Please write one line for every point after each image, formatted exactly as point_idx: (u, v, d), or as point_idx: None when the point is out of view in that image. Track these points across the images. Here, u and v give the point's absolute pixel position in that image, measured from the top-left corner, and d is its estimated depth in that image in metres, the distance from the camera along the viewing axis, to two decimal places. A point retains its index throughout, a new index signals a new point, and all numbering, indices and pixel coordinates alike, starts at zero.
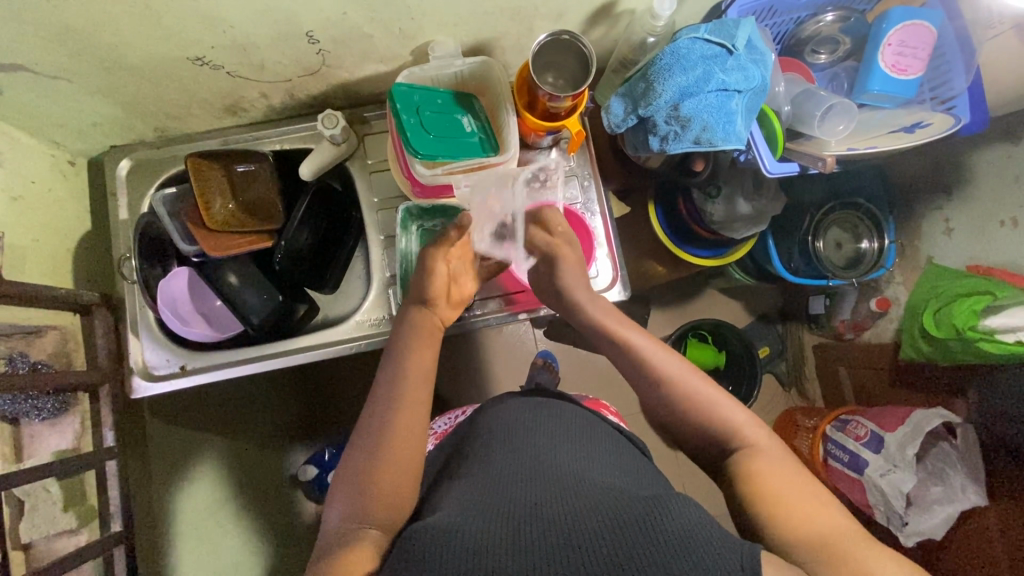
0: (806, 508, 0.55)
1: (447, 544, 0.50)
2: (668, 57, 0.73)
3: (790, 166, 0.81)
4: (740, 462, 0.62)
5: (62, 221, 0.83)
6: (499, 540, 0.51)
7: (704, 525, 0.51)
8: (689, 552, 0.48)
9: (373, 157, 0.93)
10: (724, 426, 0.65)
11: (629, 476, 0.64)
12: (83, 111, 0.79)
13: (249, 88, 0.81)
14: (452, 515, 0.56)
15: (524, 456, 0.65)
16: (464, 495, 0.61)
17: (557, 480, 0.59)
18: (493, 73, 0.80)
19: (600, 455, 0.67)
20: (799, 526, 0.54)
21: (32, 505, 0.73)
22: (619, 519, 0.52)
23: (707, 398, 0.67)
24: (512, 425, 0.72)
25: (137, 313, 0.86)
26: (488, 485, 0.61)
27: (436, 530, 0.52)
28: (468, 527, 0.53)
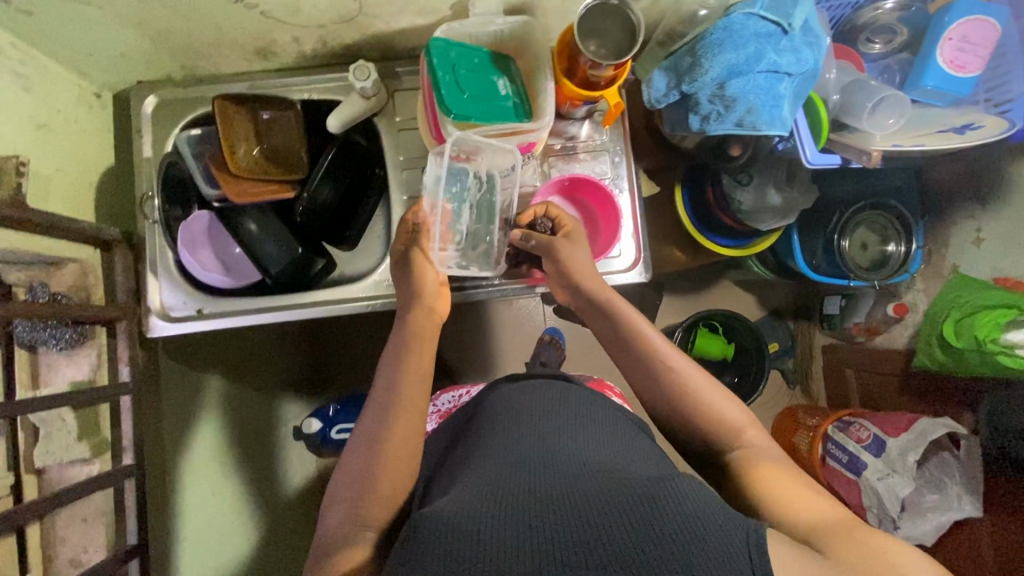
0: (807, 501, 0.57)
1: (456, 526, 0.51)
2: (720, 32, 0.69)
3: (833, 158, 0.78)
4: (743, 462, 0.66)
5: (86, 154, 0.82)
6: (505, 527, 0.51)
7: (707, 506, 0.50)
8: (693, 530, 0.47)
9: (402, 114, 0.91)
10: (722, 425, 0.68)
11: (632, 458, 0.63)
12: (111, 42, 0.77)
13: (282, 31, 0.79)
14: (458, 501, 0.56)
15: (530, 439, 0.64)
16: (469, 475, 0.61)
17: (561, 461, 0.59)
18: (534, 34, 0.77)
19: (605, 435, 0.67)
20: (798, 516, 0.56)
21: (46, 432, 0.75)
22: (621, 499, 0.51)
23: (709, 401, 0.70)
24: (517, 408, 0.71)
25: (157, 253, 0.85)
26: (492, 462, 0.62)
27: (443, 516, 0.52)
28: (472, 510, 0.53)
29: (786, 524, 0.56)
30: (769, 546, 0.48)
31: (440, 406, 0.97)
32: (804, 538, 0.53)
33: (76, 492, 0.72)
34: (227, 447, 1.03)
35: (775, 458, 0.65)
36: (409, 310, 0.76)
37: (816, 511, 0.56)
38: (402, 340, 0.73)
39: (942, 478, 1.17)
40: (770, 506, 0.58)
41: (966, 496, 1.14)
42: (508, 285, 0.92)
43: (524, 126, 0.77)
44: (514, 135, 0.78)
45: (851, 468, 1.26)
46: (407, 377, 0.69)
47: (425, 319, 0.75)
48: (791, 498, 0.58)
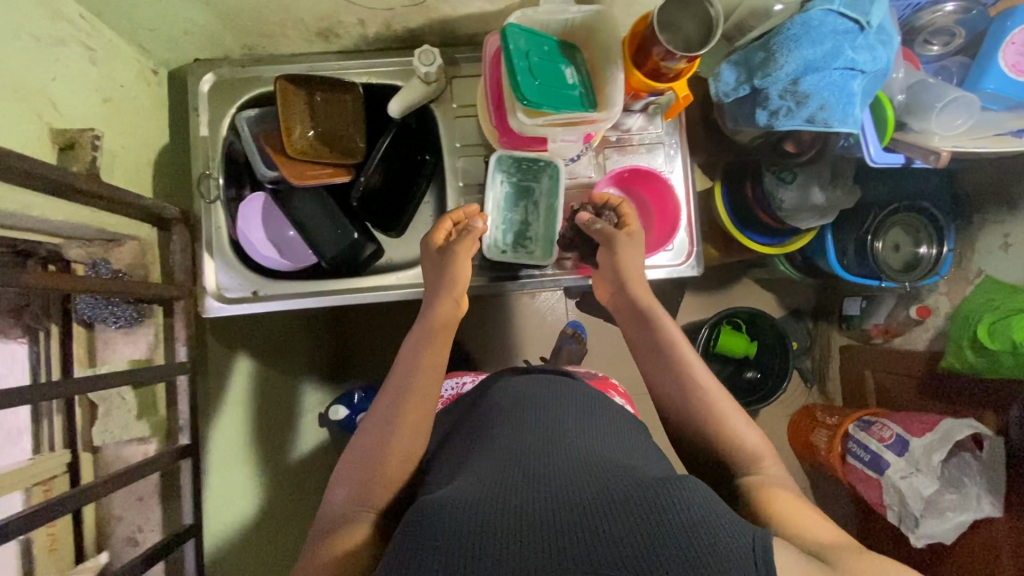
0: (816, 521, 0.56)
1: (459, 513, 0.48)
2: (798, 28, 0.69)
3: (897, 157, 0.80)
4: (754, 482, 0.64)
5: (146, 131, 0.81)
6: (504, 515, 0.48)
7: (713, 507, 0.48)
8: (702, 531, 0.45)
9: (459, 101, 0.90)
10: (739, 446, 0.67)
11: (636, 456, 0.61)
12: (178, 17, 0.76)
13: (349, 13, 0.78)
14: (457, 489, 0.53)
15: (530, 430, 0.62)
16: (468, 465, 0.58)
17: (565, 454, 0.57)
18: (605, 24, 0.77)
19: (608, 431, 0.64)
20: (804, 534, 0.54)
21: (106, 410, 0.75)
22: (627, 495, 0.49)
23: (726, 418, 0.69)
24: (519, 402, 0.69)
25: (213, 234, 0.85)
26: (494, 452, 0.59)
27: (442, 503, 0.50)
28: (471, 497, 0.50)
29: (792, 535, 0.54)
30: (774, 557, 0.45)
31: (443, 392, 0.98)
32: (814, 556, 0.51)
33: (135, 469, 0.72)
34: (267, 428, 1.03)
35: (785, 485, 0.64)
36: (433, 306, 0.77)
37: (826, 529, 0.55)
38: (418, 339, 0.74)
39: (961, 478, 1.19)
40: (778, 519, 0.57)
41: (985, 497, 1.16)
42: (561, 275, 0.89)
43: (592, 116, 0.76)
44: (581, 125, 0.77)
45: (875, 466, 1.29)
46: (419, 372, 0.70)
47: (446, 314, 0.76)
48: (800, 516, 0.56)
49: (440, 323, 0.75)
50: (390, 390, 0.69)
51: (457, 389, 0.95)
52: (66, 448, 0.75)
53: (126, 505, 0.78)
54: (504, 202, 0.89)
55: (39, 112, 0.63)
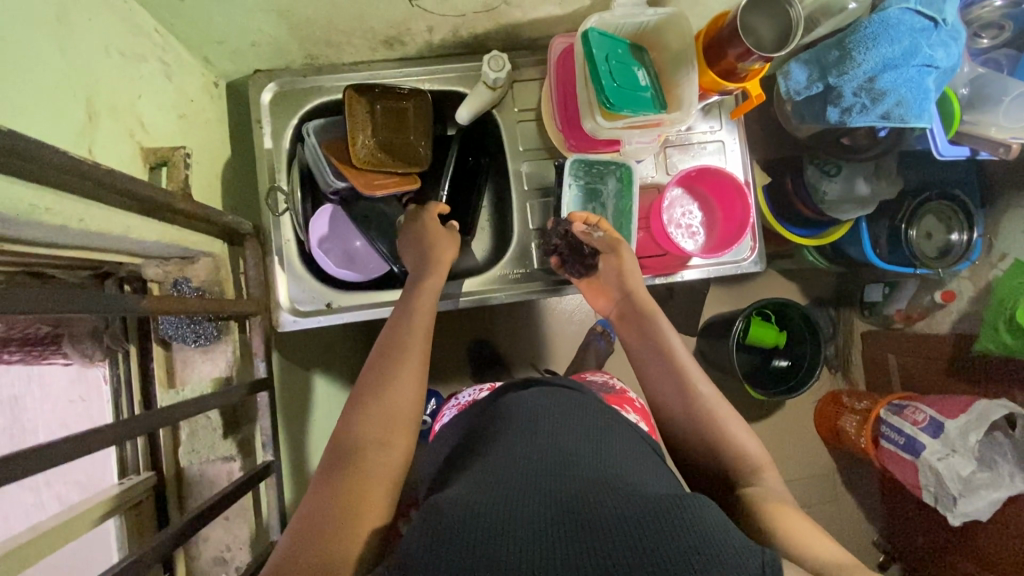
0: (821, 541, 0.55)
1: (469, 518, 0.47)
2: (876, 26, 0.70)
3: (962, 149, 0.82)
4: (755, 496, 0.63)
5: (213, 145, 0.80)
6: (517, 521, 0.47)
7: (724, 526, 0.47)
8: (710, 551, 0.44)
9: (520, 105, 0.90)
10: (742, 457, 0.67)
11: (646, 469, 0.60)
12: (248, 29, 0.75)
13: (420, 20, 0.78)
14: (471, 492, 0.52)
15: (543, 436, 0.60)
16: (475, 474, 0.57)
17: (573, 465, 0.55)
18: (677, 26, 0.77)
19: (615, 443, 0.63)
20: (809, 552, 0.53)
21: (192, 430, 0.75)
22: (635, 511, 0.47)
23: (728, 425, 0.69)
24: (531, 406, 0.67)
25: (284, 248, 0.84)
26: (506, 455, 0.58)
27: (456, 504, 0.49)
28: (485, 500, 0.49)
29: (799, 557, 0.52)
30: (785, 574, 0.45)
31: (461, 398, 0.97)
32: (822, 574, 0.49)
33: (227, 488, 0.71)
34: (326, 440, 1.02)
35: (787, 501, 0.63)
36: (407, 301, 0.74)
37: (836, 552, 0.53)
38: (401, 315, 0.69)
39: (994, 457, 1.23)
40: (782, 535, 0.56)
41: (1017, 475, 1.20)
42: None
43: (665, 117, 0.77)
44: (653, 126, 0.78)
45: (909, 449, 1.31)
46: (416, 338, 0.66)
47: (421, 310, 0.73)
48: (802, 533, 0.55)
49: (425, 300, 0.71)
50: (382, 352, 0.65)
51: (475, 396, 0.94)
52: (151, 470, 0.74)
53: (213, 524, 0.78)
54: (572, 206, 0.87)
55: (130, 132, 0.62)
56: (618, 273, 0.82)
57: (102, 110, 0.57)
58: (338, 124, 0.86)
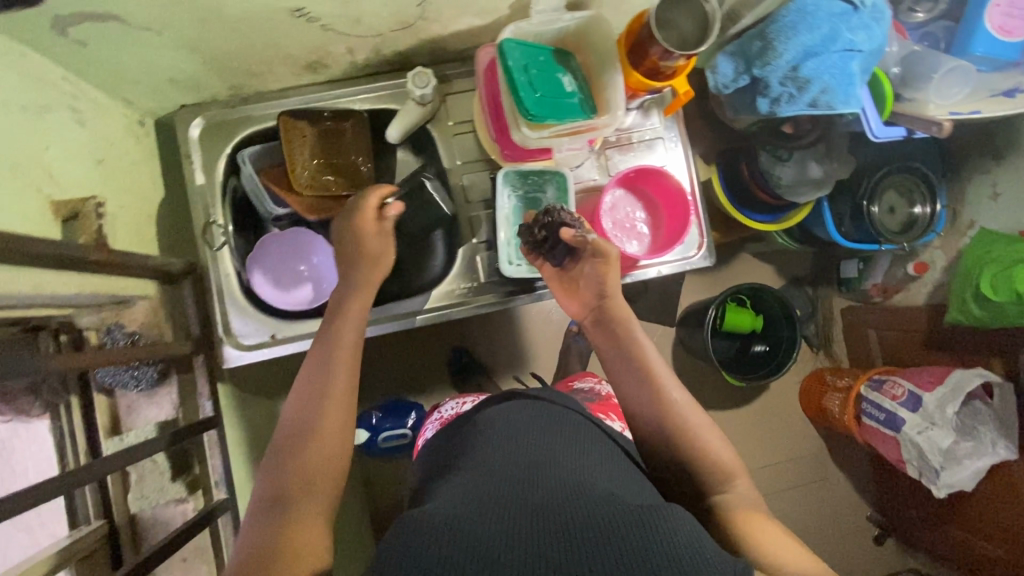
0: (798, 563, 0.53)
1: (438, 529, 0.46)
2: (794, 15, 0.69)
3: (897, 128, 0.81)
4: (724, 507, 0.60)
5: (139, 186, 0.79)
6: (490, 539, 0.46)
7: (697, 534, 0.47)
8: (684, 563, 0.43)
9: (454, 118, 0.89)
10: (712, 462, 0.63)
11: (622, 476, 0.59)
12: (161, 67, 0.73)
13: (338, 43, 0.76)
14: (444, 508, 0.51)
15: (519, 448, 0.59)
16: (450, 490, 0.55)
17: (553, 475, 0.55)
18: (597, 27, 0.76)
19: (591, 449, 0.62)
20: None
21: (136, 478, 0.75)
22: (611, 525, 0.47)
23: (696, 432, 0.65)
24: (507, 416, 0.66)
25: (223, 283, 0.83)
26: (481, 470, 0.57)
27: (427, 520, 0.48)
28: (456, 518, 0.48)
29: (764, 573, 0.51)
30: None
31: (441, 412, 0.93)
32: None
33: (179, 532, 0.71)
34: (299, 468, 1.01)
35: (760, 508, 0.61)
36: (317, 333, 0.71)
37: (805, 565, 0.51)
38: (326, 343, 0.65)
39: (976, 426, 1.22)
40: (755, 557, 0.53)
41: (1000, 441, 1.19)
42: None
43: (594, 122, 0.76)
44: (583, 132, 0.77)
45: (889, 425, 1.31)
46: (341, 369, 0.63)
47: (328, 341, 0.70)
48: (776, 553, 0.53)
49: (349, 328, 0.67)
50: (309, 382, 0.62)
51: (456, 409, 0.90)
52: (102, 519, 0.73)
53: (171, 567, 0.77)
54: (512, 217, 0.86)
55: (37, 186, 0.61)
56: (602, 279, 0.75)
57: (2, 169, 0.56)
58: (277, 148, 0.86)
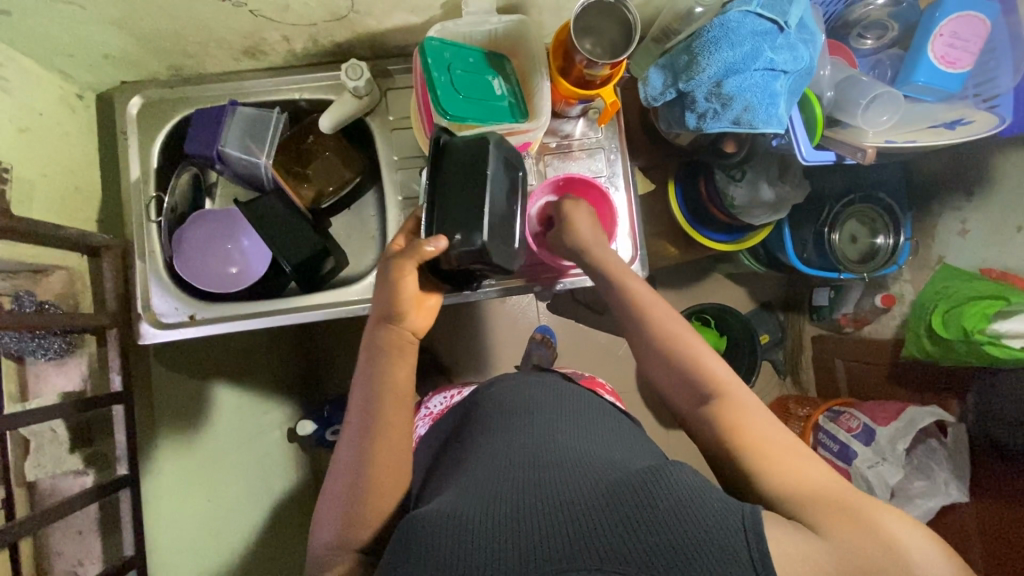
0: (797, 473, 0.56)
1: (451, 519, 0.50)
2: (717, 30, 0.69)
3: (827, 153, 0.80)
4: (718, 415, 0.63)
5: (70, 159, 0.81)
6: (505, 523, 0.49)
7: (703, 489, 0.50)
8: (691, 517, 0.47)
9: (394, 113, 0.89)
10: (709, 378, 0.66)
11: (628, 449, 0.63)
12: (93, 42, 0.74)
13: (271, 30, 0.77)
14: (458, 498, 0.54)
15: (523, 435, 0.63)
16: (464, 476, 0.59)
17: (560, 457, 0.58)
18: (529, 32, 0.76)
19: (592, 428, 0.66)
20: (787, 493, 0.55)
21: (37, 445, 0.74)
22: (621, 492, 0.50)
23: (696, 355, 0.67)
24: (507, 404, 0.70)
25: (147, 260, 0.84)
26: (489, 458, 0.60)
27: (442, 513, 0.51)
28: (470, 508, 0.51)
29: (767, 489, 0.56)
30: (767, 530, 0.47)
31: (431, 407, 0.93)
32: (815, 520, 0.51)
33: (70, 506, 0.70)
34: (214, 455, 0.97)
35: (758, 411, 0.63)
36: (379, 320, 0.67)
37: (804, 478, 0.55)
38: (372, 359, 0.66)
39: (930, 464, 1.16)
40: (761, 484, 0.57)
41: (953, 483, 1.13)
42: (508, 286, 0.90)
43: (521, 126, 0.76)
44: (509, 136, 0.77)
45: (841, 457, 1.25)
46: (378, 386, 0.65)
47: (396, 334, 0.66)
48: (779, 466, 0.57)
49: (401, 338, 0.66)
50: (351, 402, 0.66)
51: (447, 403, 0.90)
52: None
53: (66, 539, 0.78)
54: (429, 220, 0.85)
55: None
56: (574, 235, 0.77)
57: None
58: (255, 132, 0.83)
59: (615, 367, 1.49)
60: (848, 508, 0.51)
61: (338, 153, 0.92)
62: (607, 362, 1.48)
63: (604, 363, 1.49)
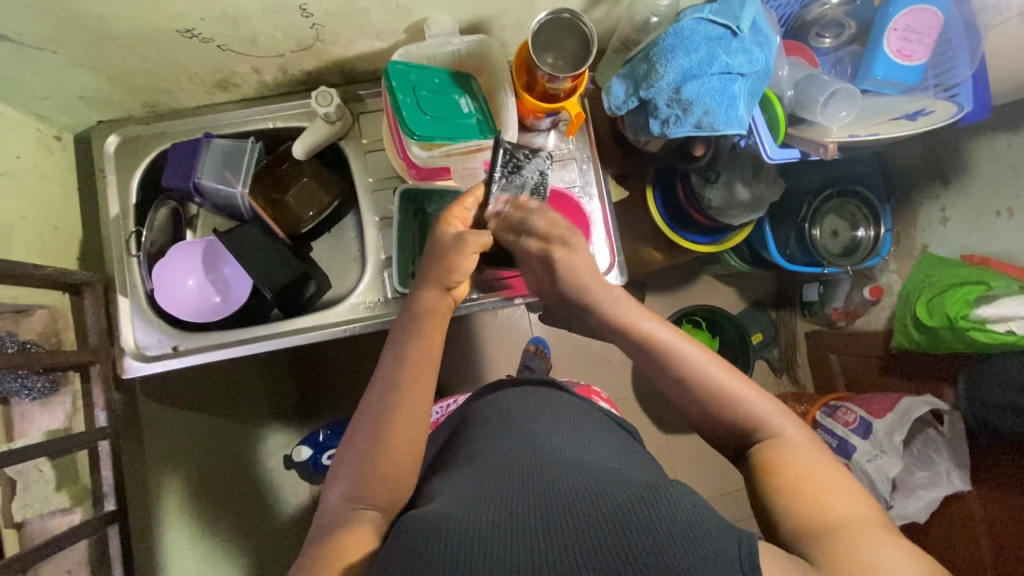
0: (820, 506, 0.51)
1: (443, 524, 0.49)
2: (672, 39, 0.71)
3: (792, 151, 0.82)
4: (765, 454, 0.58)
5: (50, 199, 0.82)
6: (499, 532, 0.48)
7: (702, 512, 0.48)
8: (686, 543, 0.45)
9: (368, 136, 0.91)
10: (744, 415, 0.61)
11: (625, 462, 0.62)
12: (67, 84, 0.76)
13: (241, 62, 0.79)
14: (453, 504, 0.53)
15: (524, 444, 0.63)
16: (462, 483, 0.59)
17: (560, 470, 0.57)
18: (492, 51, 0.78)
19: (589, 440, 0.65)
20: (813, 522, 0.50)
21: (23, 484, 0.74)
22: (618, 509, 0.48)
23: (732, 389, 0.62)
24: (511, 413, 0.69)
25: (129, 293, 0.85)
26: (485, 468, 0.60)
27: (436, 517, 0.50)
28: (465, 514, 0.51)
29: (783, 520, 0.52)
30: (764, 566, 0.44)
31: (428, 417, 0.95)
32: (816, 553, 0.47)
33: (57, 545, 0.69)
34: (198, 488, 0.96)
35: (807, 450, 0.57)
36: (426, 286, 0.70)
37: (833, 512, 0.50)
38: (388, 367, 0.65)
39: (930, 454, 1.14)
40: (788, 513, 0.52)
41: (954, 472, 1.11)
42: (489, 298, 0.91)
43: (490, 142, 0.77)
44: (479, 152, 0.78)
45: (840, 452, 1.24)
46: (372, 391, 0.64)
47: (441, 301, 0.70)
48: (806, 496, 0.52)
49: (444, 306, 0.70)
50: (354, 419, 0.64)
51: (444, 412, 0.93)
52: None
53: None
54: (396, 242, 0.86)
55: None
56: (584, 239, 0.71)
57: None
58: (230, 160, 0.85)
59: (610, 375, 1.49)
60: (850, 542, 0.47)
61: (314, 178, 0.93)
62: (602, 370, 1.48)
63: (599, 371, 1.49)
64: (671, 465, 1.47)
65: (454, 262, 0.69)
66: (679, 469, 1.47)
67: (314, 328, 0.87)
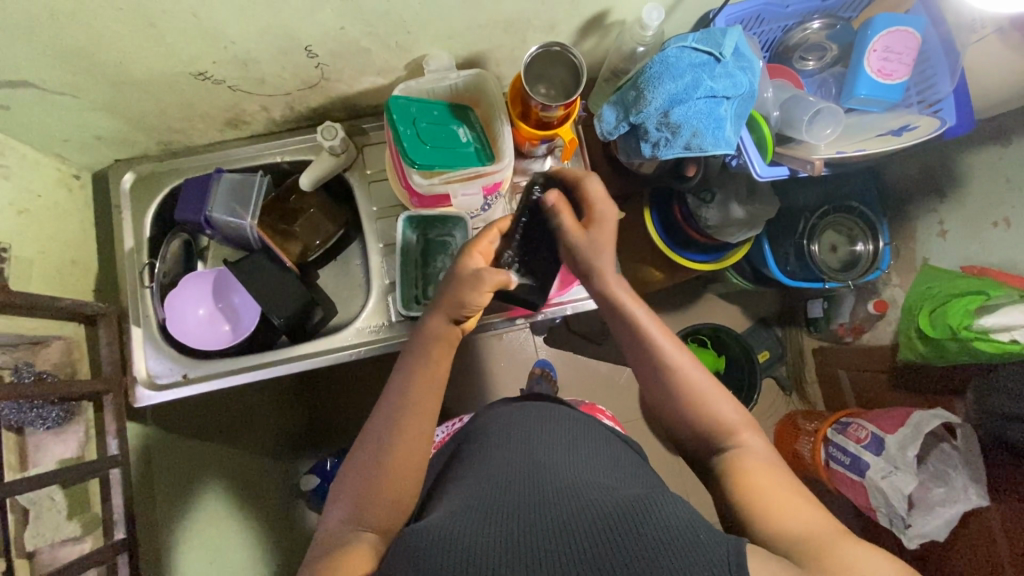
0: (790, 511, 0.52)
1: (441, 538, 0.49)
2: (658, 66, 0.74)
3: (781, 168, 0.84)
4: (742, 463, 0.59)
5: (68, 234, 0.86)
6: (495, 546, 0.48)
7: (694, 520, 0.49)
8: (676, 549, 0.45)
9: (372, 167, 0.95)
10: (725, 427, 0.62)
11: (622, 474, 0.62)
12: (86, 126, 0.80)
13: (251, 101, 0.83)
14: (451, 517, 0.54)
15: (521, 457, 0.63)
16: (461, 496, 0.59)
17: (555, 481, 0.57)
18: (487, 84, 0.82)
19: (587, 452, 0.66)
20: (787, 528, 0.50)
21: (36, 514, 0.73)
22: (610, 520, 0.49)
23: (709, 397, 0.64)
24: (509, 429, 0.70)
25: (141, 323, 0.88)
26: (484, 482, 0.60)
27: (434, 529, 0.51)
28: (463, 527, 0.51)
29: (762, 529, 0.52)
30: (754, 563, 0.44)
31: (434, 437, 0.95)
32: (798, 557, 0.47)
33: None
34: (206, 514, 0.97)
35: (782, 461, 0.58)
36: (435, 313, 0.70)
37: (804, 520, 0.50)
38: (392, 392, 0.66)
39: (946, 470, 1.12)
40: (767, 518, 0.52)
41: (972, 487, 1.08)
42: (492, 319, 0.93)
43: (487, 169, 0.80)
44: (477, 179, 0.81)
45: (854, 469, 1.21)
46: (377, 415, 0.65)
47: (449, 330, 0.70)
48: (787, 502, 0.53)
49: (451, 335, 0.70)
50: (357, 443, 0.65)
51: (448, 431, 0.93)
52: None
53: None
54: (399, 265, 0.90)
55: None
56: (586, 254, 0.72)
57: None
58: (239, 194, 0.88)
59: (616, 396, 1.48)
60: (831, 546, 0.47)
61: (320, 209, 0.97)
62: (608, 391, 1.48)
63: (605, 392, 1.48)
64: (682, 487, 1.45)
65: (466, 294, 0.68)
66: (690, 491, 1.45)
67: (320, 353, 0.89)
